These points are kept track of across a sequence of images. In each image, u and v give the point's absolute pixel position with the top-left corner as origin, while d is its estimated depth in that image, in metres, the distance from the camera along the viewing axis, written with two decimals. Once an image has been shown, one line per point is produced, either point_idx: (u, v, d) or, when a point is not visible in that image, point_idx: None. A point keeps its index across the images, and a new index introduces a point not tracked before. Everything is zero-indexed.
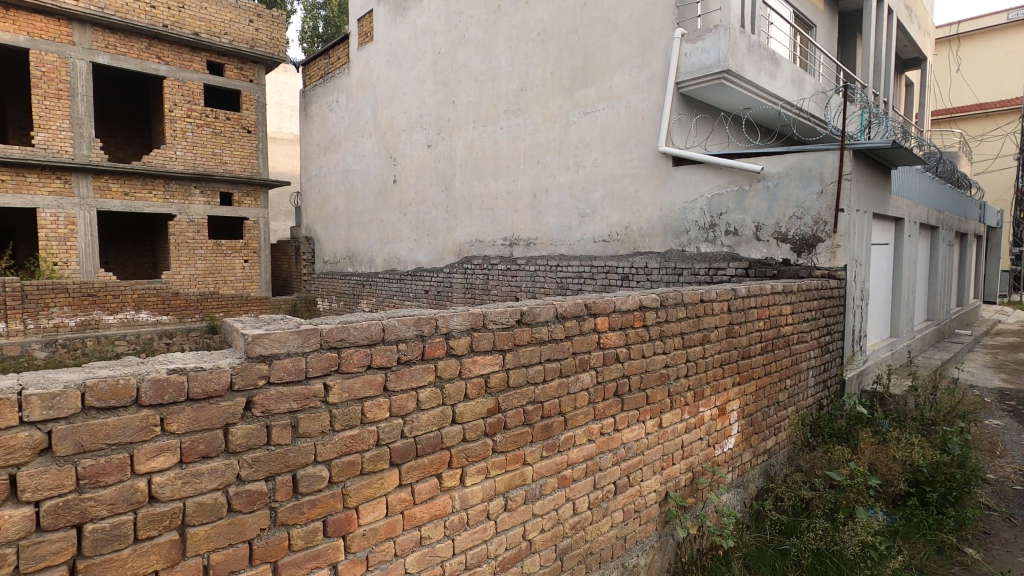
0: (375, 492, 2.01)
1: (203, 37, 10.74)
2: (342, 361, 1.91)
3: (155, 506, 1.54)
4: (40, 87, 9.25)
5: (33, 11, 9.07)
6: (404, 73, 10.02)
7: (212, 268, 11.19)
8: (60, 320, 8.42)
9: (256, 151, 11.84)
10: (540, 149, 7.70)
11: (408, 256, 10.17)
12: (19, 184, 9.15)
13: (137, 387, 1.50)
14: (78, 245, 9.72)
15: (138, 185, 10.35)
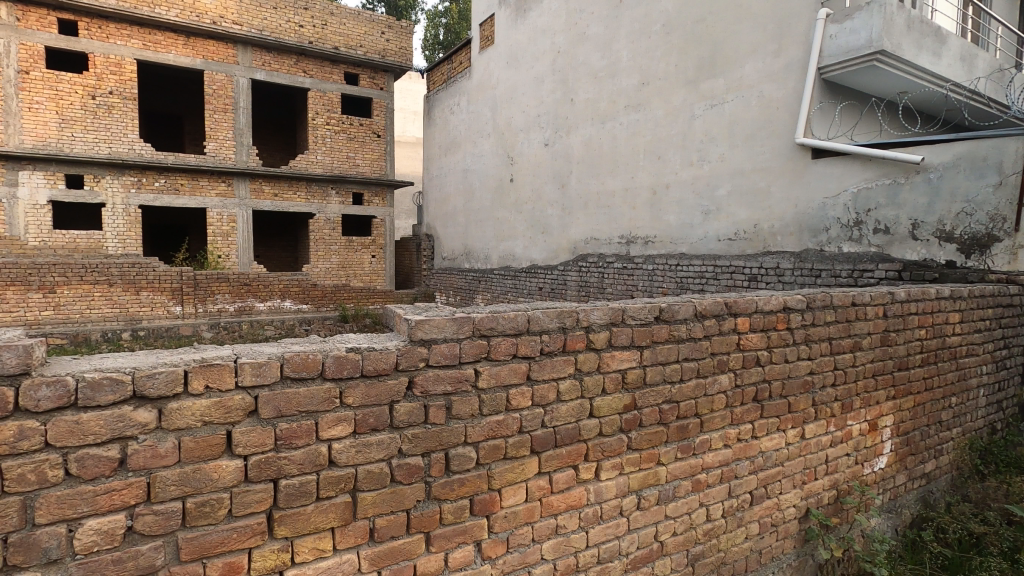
0: (516, 478, 2.08)
1: (342, 51, 11.72)
2: (491, 349, 2.00)
3: (334, 469, 1.72)
4: (211, 103, 10.67)
5: (208, 37, 10.50)
6: (523, 74, 10.20)
7: (345, 262, 12.19)
8: (222, 306, 9.65)
9: (385, 154, 12.68)
10: (661, 145, 7.46)
11: (523, 253, 10.36)
12: (194, 187, 10.63)
13: (323, 362, 1.68)
14: (237, 240, 11.05)
15: (285, 186, 11.53)
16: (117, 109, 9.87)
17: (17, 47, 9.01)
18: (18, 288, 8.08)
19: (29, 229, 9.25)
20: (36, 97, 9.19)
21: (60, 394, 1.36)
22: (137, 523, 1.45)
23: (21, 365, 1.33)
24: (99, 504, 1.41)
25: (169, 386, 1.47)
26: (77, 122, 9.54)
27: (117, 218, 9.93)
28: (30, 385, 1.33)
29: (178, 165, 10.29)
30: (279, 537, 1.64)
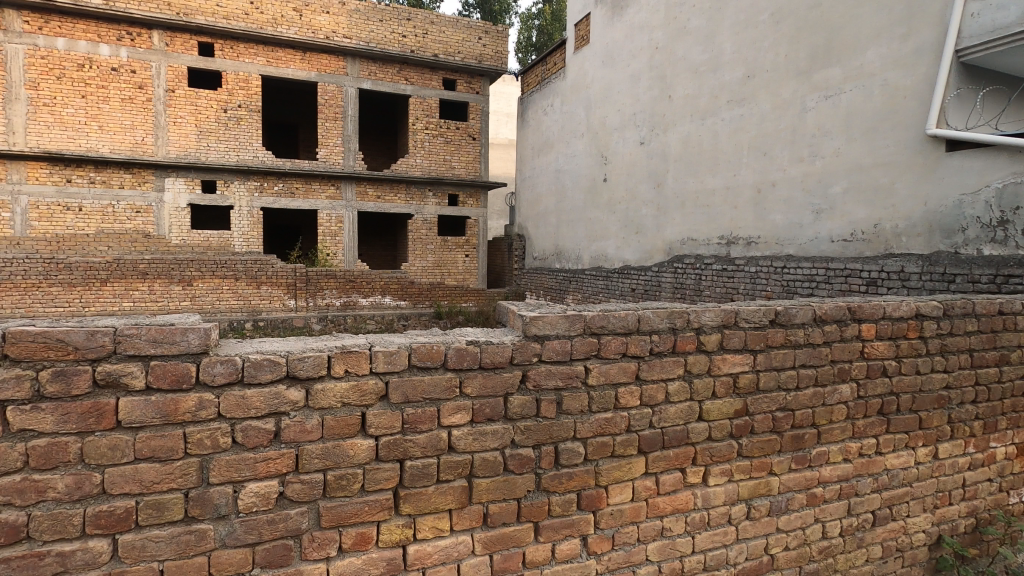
0: (623, 476, 2.09)
1: (441, 58, 12.17)
2: (601, 347, 2.02)
3: (452, 455, 1.82)
4: (324, 112, 11.52)
5: (322, 51, 11.32)
6: (619, 72, 10.06)
7: (440, 261, 12.69)
8: (329, 300, 10.33)
9: (479, 156, 13.02)
10: (768, 141, 7.07)
11: (615, 253, 10.23)
12: (307, 191, 11.51)
13: (446, 353, 1.79)
14: (343, 239, 11.84)
15: (387, 189, 12.16)
16: (244, 121, 10.92)
17: (165, 69, 10.26)
18: (161, 281, 9.11)
19: (172, 228, 10.50)
20: (180, 113, 10.41)
21: (230, 371, 1.56)
22: (287, 490, 1.63)
23: (201, 345, 1.54)
24: (258, 470, 1.60)
25: (315, 369, 1.64)
26: (212, 133, 10.68)
27: (243, 219, 11.01)
28: (207, 363, 1.53)
29: (294, 170, 11.21)
30: (403, 513, 1.77)
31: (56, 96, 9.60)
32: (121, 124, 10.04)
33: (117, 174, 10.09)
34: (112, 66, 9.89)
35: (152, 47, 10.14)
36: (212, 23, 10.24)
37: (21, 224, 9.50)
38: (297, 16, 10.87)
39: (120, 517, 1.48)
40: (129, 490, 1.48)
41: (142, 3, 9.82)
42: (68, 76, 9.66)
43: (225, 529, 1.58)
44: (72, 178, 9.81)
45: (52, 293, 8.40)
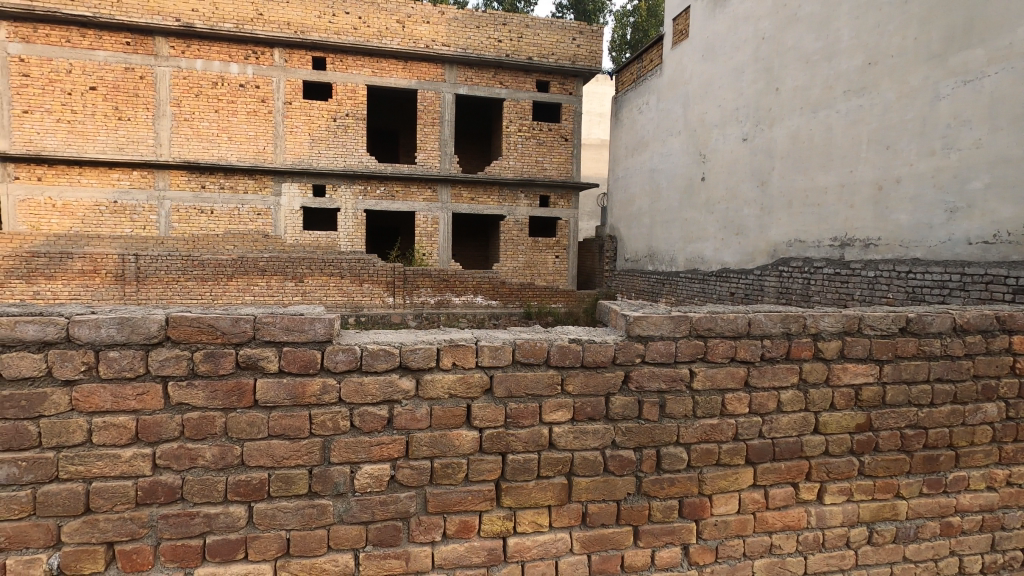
0: (729, 486, 2.00)
1: (536, 60, 12.25)
2: (708, 350, 1.95)
3: (553, 451, 1.83)
4: (423, 118, 12.03)
5: (423, 59, 11.81)
6: (720, 66, 9.61)
7: (530, 262, 12.82)
8: (425, 298, 10.72)
9: (572, 157, 12.97)
10: (892, 133, 6.44)
11: (713, 255, 9.77)
12: (406, 193, 12.06)
13: (548, 350, 1.81)
14: (439, 240, 12.29)
15: (481, 191, 12.47)
16: (351, 129, 11.66)
17: (285, 83, 11.20)
18: (277, 277, 9.92)
19: (287, 229, 11.43)
20: (296, 123, 11.32)
21: (350, 359, 1.67)
22: (398, 474, 1.73)
23: (326, 334, 1.66)
24: (373, 453, 1.70)
25: (426, 360, 1.72)
26: (323, 141, 11.51)
27: (348, 221, 11.76)
28: (331, 351, 1.66)
29: (394, 174, 11.80)
30: (504, 505, 1.81)
31: (194, 112, 10.82)
32: (246, 135, 11.11)
33: (242, 180, 11.15)
34: (240, 82, 10.98)
35: (273, 64, 11.12)
36: (325, 39, 11.03)
37: (165, 225, 10.80)
38: (400, 28, 11.43)
39: (255, 487, 1.64)
40: (263, 463, 1.64)
41: (266, 24, 10.80)
42: (204, 94, 10.85)
43: (343, 506, 1.70)
44: (206, 184, 10.99)
45: (188, 286, 9.43)
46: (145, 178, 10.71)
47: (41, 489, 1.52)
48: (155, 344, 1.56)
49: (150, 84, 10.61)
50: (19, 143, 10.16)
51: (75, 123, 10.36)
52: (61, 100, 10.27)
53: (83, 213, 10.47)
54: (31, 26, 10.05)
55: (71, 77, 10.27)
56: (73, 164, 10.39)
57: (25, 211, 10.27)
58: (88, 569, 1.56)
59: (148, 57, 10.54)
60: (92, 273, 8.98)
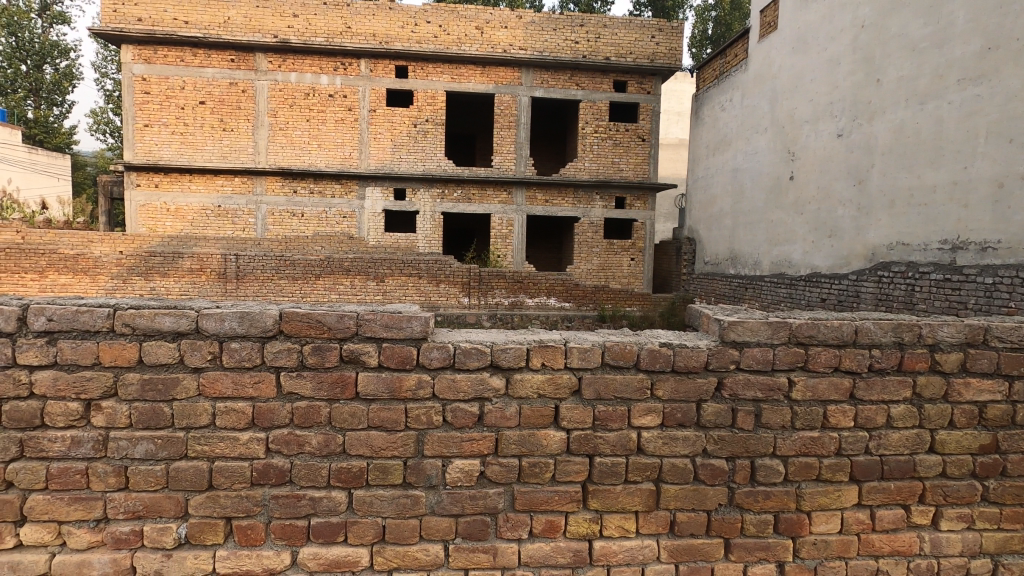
0: (830, 504, 1.88)
1: (613, 60, 12.06)
2: (809, 359, 1.85)
3: (641, 457, 1.81)
4: (499, 122, 12.19)
5: (500, 63, 11.96)
6: (813, 58, 9.02)
7: (605, 264, 12.65)
8: (499, 299, 10.85)
9: (649, 158, 12.65)
10: (1016, 125, 5.80)
11: (802, 259, 9.21)
12: (482, 196, 12.28)
13: (638, 353, 1.79)
14: (513, 242, 12.41)
15: (555, 193, 12.46)
16: (430, 134, 12.02)
17: (369, 92, 11.73)
18: (360, 277, 10.37)
19: (370, 231, 11.98)
20: (379, 129, 11.83)
21: (444, 357, 1.74)
22: (487, 470, 1.77)
23: (422, 331, 1.73)
24: (464, 448, 1.75)
25: (516, 360, 1.75)
26: (404, 146, 11.96)
27: (427, 223, 12.14)
28: (426, 348, 1.73)
29: (471, 177, 12.06)
30: (591, 508, 1.81)
31: (288, 121, 11.58)
32: (334, 142, 11.75)
33: (330, 185, 11.80)
34: (329, 93, 11.64)
35: (359, 74, 11.67)
36: (407, 48, 11.47)
37: (262, 228, 11.67)
38: (479, 34, 11.67)
39: (355, 475, 1.73)
40: (362, 452, 1.73)
41: (353, 36, 11.39)
42: (297, 104, 11.59)
43: (434, 498, 1.76)
44: (298, 189, 11.73)
45: (281, 285, 10.09)
46: (244, 184, 11.59)
47: (172, 465, 1.69)
48: (270, 337, 1.70)
49: (250, 97, 11.47)
50: (141, 154, 11.32)
51: (186, 134, 11.43)
52: (176, 114, 11.36)
53: (192, 216, 11.52)
54: (152, 48, 11.18)
55: (184, 93, 11.33)
56: (184, 172, 11.44)
57: (145, 214, 11.44)
58: (209, 541, 1.71)
59: (249, 72, 11.42)
60: (199, 271, 9.82)
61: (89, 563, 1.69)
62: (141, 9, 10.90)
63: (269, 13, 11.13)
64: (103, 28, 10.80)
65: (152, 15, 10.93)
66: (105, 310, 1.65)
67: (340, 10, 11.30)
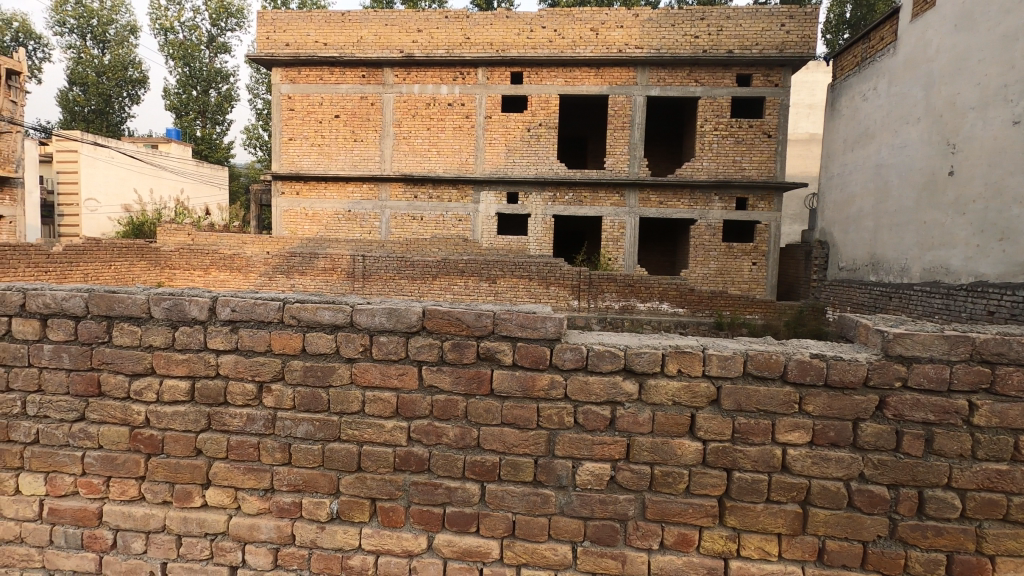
0: (1020, 550, 1.62)
1: (737, 53, 11.31)
2: (996, 380, 1.61)
3: (787, 476, 1.68)
4: (613, 123, 11.99)
5: (615, 64, 11.75)
6: (981, 36, 7.83)
7: (723, 268, 11.96)
8: (609, 302, 10.62)
9: (776, 155, 11.67)
10: None
11: (963, 266, 8.03)
12: (593, 199, 12.17)
13: (786, 364, 1.66)
14: (624, 245, 12.14)
15: (670, 194, 12.00)
16: (543, 137, 12.10)
17: (486, 99, 12.10)
18: (473, 278, 10.65)
19: (483, 234, 12.35)
20: (494, 135, 12.16)
21: (577, 358, 1.74)
22: (618, 475, 1.74)
23: (556, 332, 1.75)
24: (595, 451, 1.75)
25: (651, 365, 1.71)
26: (517, 150, 12.17)
27: (538, 225, 12.28)
28: (560, 349, 1.74)
29: (583, 180, 11.98)
30: (728, 525, 1.71)
31: (411, 130, 12.31)
32: (452, 149, 12.28)
33: (447, 190, 12.35)
34: (449, 102, 12.20)
35: (477, 82, 12.08)
36: (523, 54, 11.69)
37: (385, 230, 12.51)
38: (594, 35, 11.58)
39: (488, 468, 1.79)
40: (495, 447, 1.78)
41: (471, 47, 11.85)
42: (419, 114, 12.28)
43: (564, 499, 1.77)
44: (418, 194, 12.41)
45: (401, 284, 10.67)
46: (371, 190, 12.48)
47: (328, 446, 1.86)
48: (414, 333, 1.81)
49: (378, 109, 12.34)
50: (286, 164, 12.65)
51: (323, 146, 12.56)
52: (316, 128, 12.54)
53: (326, 220, 12.65)
54: (296, 69, 12.45)
55: (322, 108, 12.48)
56: (321, 181, 12.61)
57: (288, 219, 12.77)
58: (356, 518, 1.86)
59: (377, 86, 12.29)
60: (331, 270, 10.72)
61: (257, 526, 1.91)
62: (288, 35, 12.19)
63: (396, 30, 11.93)
64: (258, 54, 12.24)
65: (297, 40, 12.18)
66: (276, 304, 1.86)
67: (460, 22, 11.82)
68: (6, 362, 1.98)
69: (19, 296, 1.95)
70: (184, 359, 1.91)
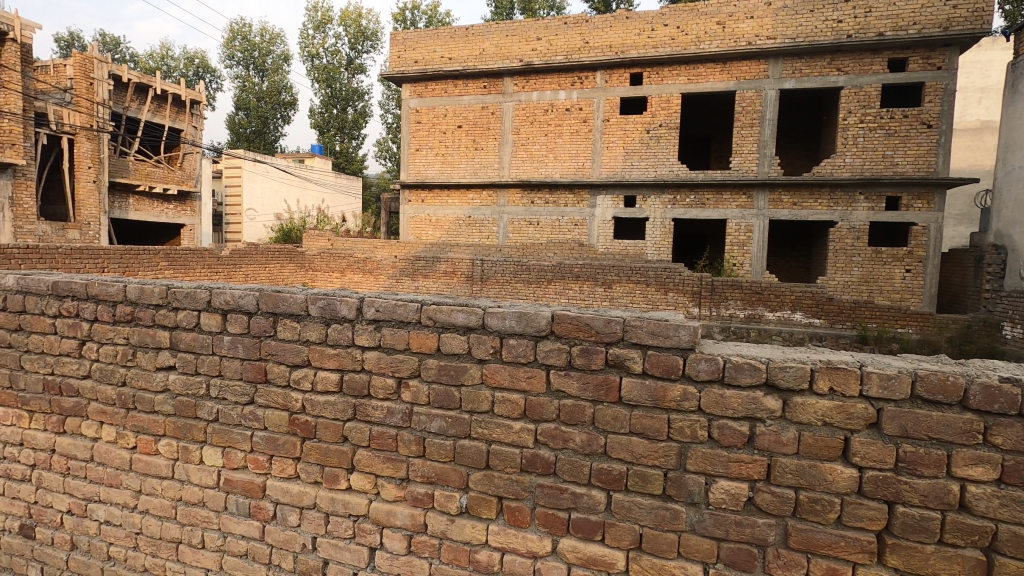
0: None
1: (889, 35, 10.09)
2: None
3: (967, 516, 1.46)
4: (741, 120, 11.25)
5: (743, 57, 11.03)
6: None
7: (868, 276, 10.68)
8: (733, 311, 9.94)
9: (936, 148, 10.24)
10: None
11: None
12: (717, 201, 11.50)
13: (967, 389, 1.45)
14: (752, 249, 11.34)
15: (806, 195, 10.99)
16: (664, 139, 11.66)
17: (604, 103, 11.99)
18: (589, 282, 10.51)
19: (599, 238, 12.19)
20: (612, 138, 11.97)
21: (713, 369, 1.65)
22: (757, 497, 1.62)
23: (690, 341, 1.68)
24: (731, 469, 1.65)
25: (797, 381, 1.58)
26: (636, 153, 11.86)
27: (656, 229, 11.87)
28: (694, 359, 1.67)
29: (706, 181, 11.39)
30: (889, 565, 1.52)
31: (529, 137, 12.54)
32: (569, 154, 12.30)
33: (564, 195, 12.39)
34: (567, 107, 12.26)
35: (595, 86, 12.03)
36: (644, 54, 11.42)
37: (503, 235, 12.86)
38: (721, 30, 11.00)
39: (615, 477, 1.76)
40: (622, 457, 1.75)
41: (591, 51, 11.83)
42: (537, 120, 12.48)
43: (695, 516, 1.69)
44: (535, 200, 12.60)
45: (517, 287, 10.83)
46: (490, 197, 12.92)
47: (459, 442, 1.94)
48: (542, 336, 1.84)
49: (497, 118, 12.75)
50: (413, 174, 13.52)
51: (446, 155, 13.23)
52: (440, 139, 13.24)
53: (448, 226, 13.31)
54: (424, 84, 13.26)
55: (447, 120, 13.15)
56: (444, 189, 13.30)
57: (414, 225, 13.64)
58: (484, 514, 1.92)
59: (498, 96, 12.69)
60: (452, 273, 11.20)
61: (394, 513, 2.04)
62: (417, 52, 13.04)
63: (517, 40, 12.26)
64: (391, 73, 13.22)
65: (425, 56, 12.99)
66: (415, 305, 1.98)
67: (579, 27, 11.86)
68: (195, 349, 2.31)
69: (206, 294, 2.28)
70: (335, 353, 2.11)
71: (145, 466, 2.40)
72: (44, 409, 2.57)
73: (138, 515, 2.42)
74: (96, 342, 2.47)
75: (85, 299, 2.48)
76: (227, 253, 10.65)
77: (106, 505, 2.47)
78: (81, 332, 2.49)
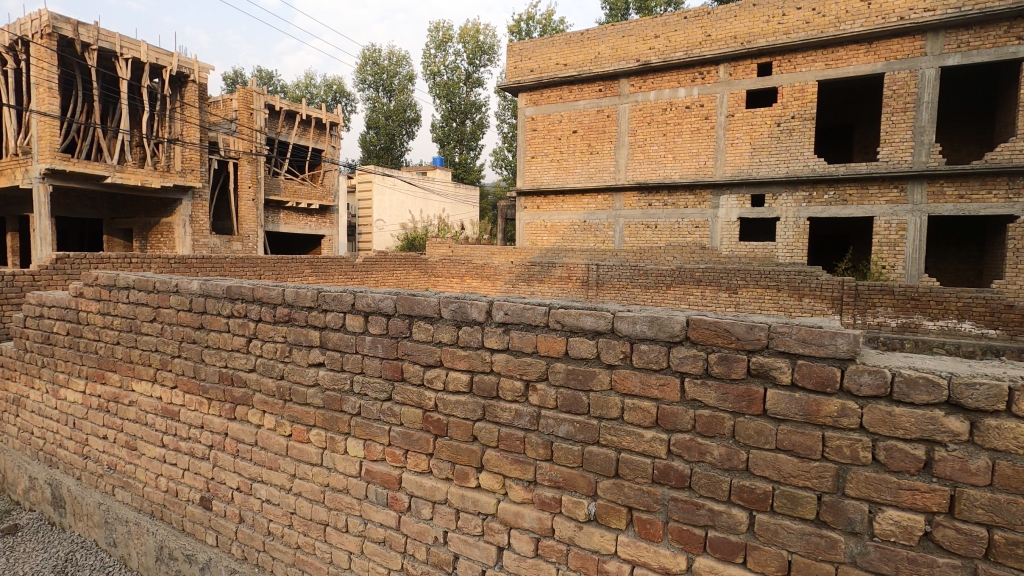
0: None
1: None
2: None
3: None
4: (890, 105, 10.02)
5: (893, 36, 9.83)
6: None
7: None
8: (883, 319, 8.81)
9: None
10: None
11: None
12: (862, 197, 10.33)
13: None
14: (905, 250, 10.05)
15: (976, 185, 9.51)
16: (797, 131, 10.70)
17: (728, 97, 11.31)
18: (712, 287, 9.89)
19: (723, 240, 11.48)
20: (737, 134, 11.25)
21: (878, 384, 1.47)
22: (936, 532, 1.41)
23: (849, 351, 1.51)
24: (902, 498, 1.45)
25: (990, 401, 1.36)
26: (764, 149, 11.02)
27: (789, 230, 10.92)
28: (854, 371, 1.50)
29: (849, 175, 10.28)
30: None
31: (646, 138, 12.20)
32: (689, 153, 11.78)
33: (683, 196, 11.91)
34: (687, 104, 11.76)
35: (718, 80, 11.39)
36: (773, 42, 10.62)
37: (619, 239, 12.66)
38: (865, 7, 9.90)
39: (759, 497, 1.62)
40: (768, 474, 1.61)
41: (713, 44, 11.24)
42: (655, 121, 12.10)
43: (857, 548, 1.50)
44: (653, 202, 12.26)
45: (635, 292, 10.49)
46: (606, 201, 12.81)
47: (587, 448, 1.91)
48: (677, 342, 1.76)
49: (614, 120, 12.56)
50: (529, 180, 13.82)
51: (562, 161, 13.32)
52: (555, 144, 13.37)
53: (563, 231, 13.41)
54: (539, 92, 13.47)
55: (561, 126, 13.24)
56: (560, 194, 13.43)
57: (530, 230, 13.91)
58: (613, 524, 1.87)
59: (614, 98, 12.51)
60: (567, 279, 11.16)
61: (522, 515, 2.06)
62: (533, 62, 13.30)
63: (634, 40, 12.01)
64: (508, 83, 13.60)
65: (540, 65, 13.21)
66: (542, 309, 1.99)
67: (700, 20, 11.32)
68: (341, 348, 2.52)
69: (351, 297, 2.48)
70: (466, 355, 2.18)
71: (299, 452, 2.66)
72: (219, 397, 2.95)
73: (293, 497, 2.69)
74: (260, 339, 2.79)
75: (251, 301, 2.82)
76: (360, 261, 11.59)
77: (268, 486, 2.78)
78: (249, 331, 2.83)
